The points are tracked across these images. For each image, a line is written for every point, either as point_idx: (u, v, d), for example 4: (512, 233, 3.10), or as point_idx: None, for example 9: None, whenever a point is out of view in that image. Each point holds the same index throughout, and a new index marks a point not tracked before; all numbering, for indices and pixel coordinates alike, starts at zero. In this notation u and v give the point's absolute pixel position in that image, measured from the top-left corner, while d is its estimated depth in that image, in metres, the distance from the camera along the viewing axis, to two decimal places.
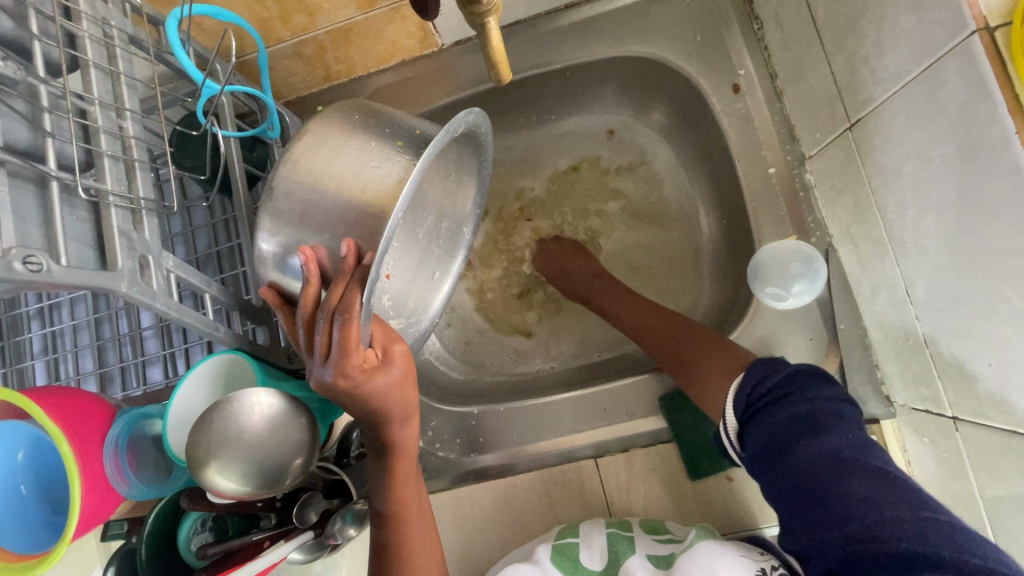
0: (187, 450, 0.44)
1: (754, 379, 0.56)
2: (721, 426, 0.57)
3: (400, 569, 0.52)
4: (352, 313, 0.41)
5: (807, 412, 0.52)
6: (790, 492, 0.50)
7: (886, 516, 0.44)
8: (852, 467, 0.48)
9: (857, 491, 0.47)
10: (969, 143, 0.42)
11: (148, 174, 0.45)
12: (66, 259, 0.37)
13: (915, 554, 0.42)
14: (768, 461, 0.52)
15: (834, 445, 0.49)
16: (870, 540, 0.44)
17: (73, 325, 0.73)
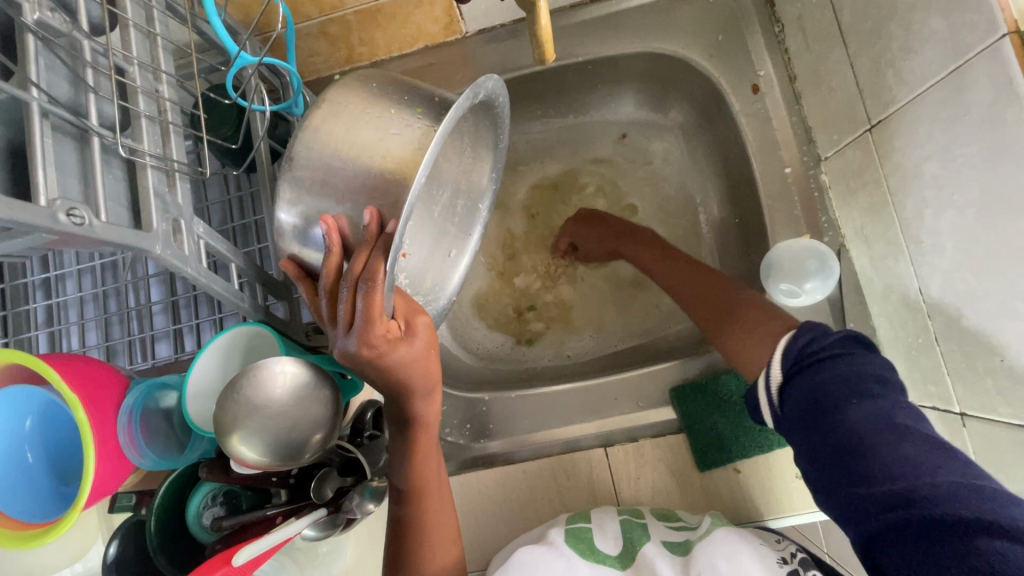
0: (214, 417, 0.45)
1: (804, 338, 0.51)
2: (762, 377, 0.52)
3: (419, 542, 0.53)
4: (375, 280, 0.41)
5: (857, 372, 0.47)
6: (825, 451, 0.45)
7: (938, 480, 0.39)
8: (904, 432, 0.43)
9: (907, 453, 0.41)
10: (996, 143, 0.43)
11: (181, 138, 0.44)
12: (105, 215, 0.37)
13: (970, 521, 0.37)
14: (806, 419, 0.47)
15: (883, 408, 0.44)
16: (920, 503, 0.39)
17: (78, 297, 0.72)
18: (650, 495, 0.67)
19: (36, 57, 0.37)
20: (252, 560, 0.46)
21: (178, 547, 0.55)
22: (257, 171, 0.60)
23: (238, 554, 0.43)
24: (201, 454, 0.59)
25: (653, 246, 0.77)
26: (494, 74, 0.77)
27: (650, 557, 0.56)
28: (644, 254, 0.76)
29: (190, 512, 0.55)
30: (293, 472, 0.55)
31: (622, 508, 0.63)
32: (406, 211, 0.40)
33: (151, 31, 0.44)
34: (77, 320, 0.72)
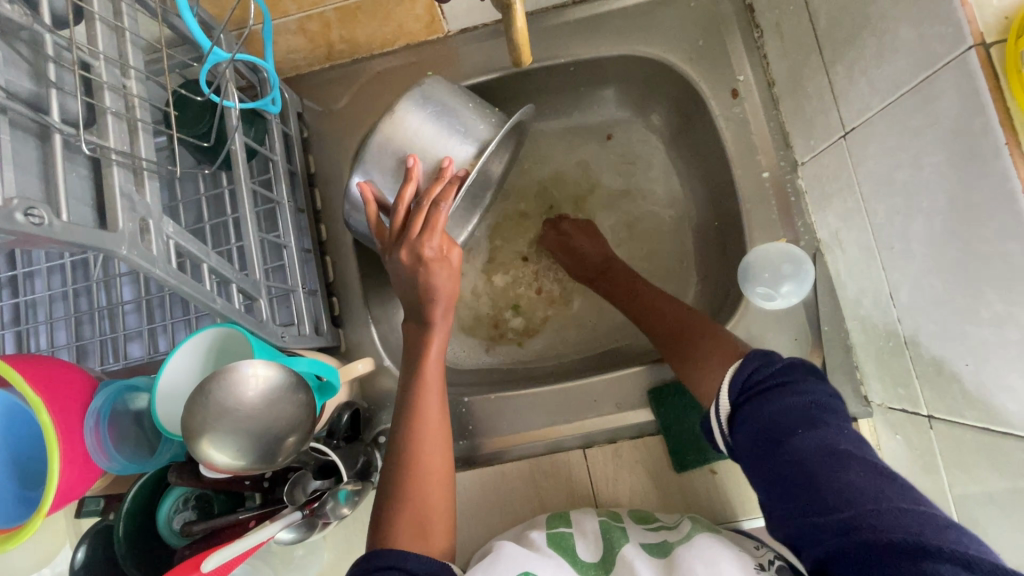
0: (182, 422, 0.43)
1: (751, 366, 0.54)
2: (714, 411, 0.55)
3: (412, 482, 0.55)
4: (446, 202, 0.59)
5: (804, 402, 0.50)
6: (781, 477, 0.48)
7: (883, 507, 0.43)
8: (847, 459, 0.46)
9: (854, 480, 0.45)
10: (961, 153, 0.44)
11: (150, 136, 0.43)
12: (66, 214, 0.36)
13: (913, 546, 0.40)
14: (758, 446, 0.50)
15: (829, 436, 0.48)
16: (870, 528, 0.42)
17: (48, 296, 0.70)
18: (627, 495, 0.68)
19: None
20: (224, 565, 0.46)
21: (149, 553, 0.54)
22: (232, 169, 0.59)
23: (207, 561, 0.43)
24: (174, 454, 0.57)
25: (626, 277, 0.78)
26: (477, 74, 0.76)
27: (628, 559, 0.56)
28: (621, 288, 0.77)
29: (161, 517, 0.54)
30: (267, 475, 0.54)
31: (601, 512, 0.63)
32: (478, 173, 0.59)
33: (118, 26, 0.43)
34: (46, 320, 0.70)
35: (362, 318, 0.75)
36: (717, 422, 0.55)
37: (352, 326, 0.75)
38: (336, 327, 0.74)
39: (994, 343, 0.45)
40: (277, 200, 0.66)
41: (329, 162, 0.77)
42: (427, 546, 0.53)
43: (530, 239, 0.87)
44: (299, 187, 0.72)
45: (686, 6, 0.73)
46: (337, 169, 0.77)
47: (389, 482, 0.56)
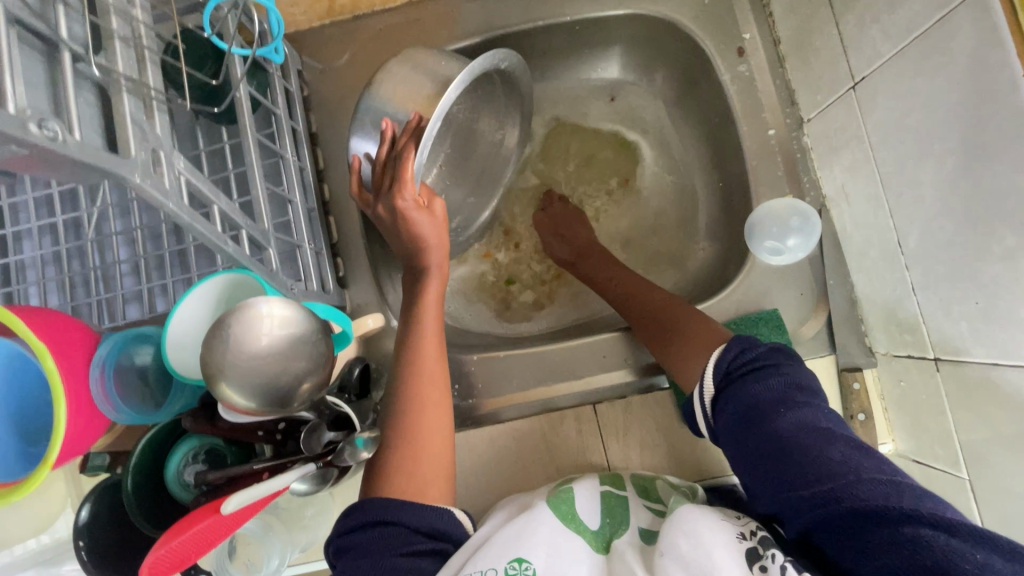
0: (204, 358, 0.43)
1: (732, 349, 0.54)
2: (697, 393, 0.54)
3: (409, 418, 0.54)
4: (411, 155, 0.59)
5: (782, 382, 0.50)
6: (763, 455, 0.47)
7: (866, 479, 0.42)
8: (828, 435, 0.46)
9: (837, 455, 0.44)
10: (978, 90, 0.44)
11: (158, 67, 0.42)
12: (79, 134, 0.34)
13: (897, 517, 0.40)
14: (743, 424, 0.49)
15: (809, 414, 0.48)
16: (856, 500, 0.42)
17: (36, 258, 0.67)
18: (637, 450, 0.68)
19: None
20: (241, 509, 0.44)
21: (158, 505, 0.53)
22: (237, 119, 0.57)
23: (227, 503, 0.42)
24: (185, 405, 0.55)
25: (604, 258, 0.77)
26: (481, 31, 0.75)
27: (620, 550, 0.54)
28: (599, 269, 0.77)
29: (170, 471, 0.53)
30: (280, 426, 0.53)
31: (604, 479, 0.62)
32: (433, 121, 0.58)
33: None
34: (37, 280, 0.67)
35: (367, 280, 0.74)
36: (700, 404, 0.54)
37: (356, 287, 0.74)
38: (342, 288, 0.73)
39: (1005, 278, 0.46)
40: (281, 155, 0.64)
41: (330, 121, 0.76)
42: (423, 493, 0.51)
43: (534, 203, 0.86)
44: (302, 144, 0.70)
45: None
46: (339, 129, 0.75)
47: (393, 431, 0.54)
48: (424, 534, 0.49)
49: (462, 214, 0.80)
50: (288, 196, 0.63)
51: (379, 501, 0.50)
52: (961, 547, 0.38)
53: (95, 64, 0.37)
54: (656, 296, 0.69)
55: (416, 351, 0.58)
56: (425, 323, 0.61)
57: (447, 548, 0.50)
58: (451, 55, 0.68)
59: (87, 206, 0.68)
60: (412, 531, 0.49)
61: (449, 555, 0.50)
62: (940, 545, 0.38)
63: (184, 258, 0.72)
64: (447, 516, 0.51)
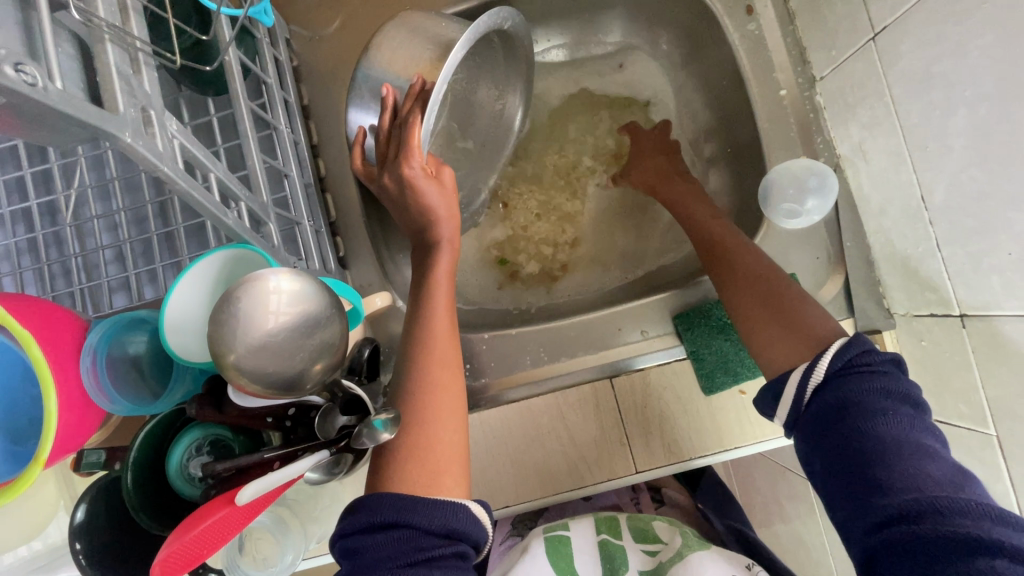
0: (211, 338, 0.40)
1: (861, 341, 0.50)
2: (802, 372, 0.50)
3: (420, 398, 0.52)
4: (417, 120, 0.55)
5: (898, 388, 0.48)
6: (847, 459, 0.46)
7: (959, 502, 0.41)
8: (929, 453, 0.45)
9: (934, 474, 0.43)
10: (1014, 28, 0.43)
11: (143, 17, 0.38)
12: (60, 84, 0.30)
13: (978, 545, 0.39)
14: (840, 425, 0.47)
15: (912, 428, 0.46)
16: (937, 522, 0.41)
17: (10, 245, 0.61)
18: (658, 425, 0.66)
19: None
20: (256, 499, 0.41)
21: (161, 501, 0.49)
22: (228, 86, 0.53)
23: (241, 492, 0.39)
24: (187, 393, 0.51)
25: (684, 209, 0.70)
26: None
27: None
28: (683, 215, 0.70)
29: (172, 464, 0.49)
30: (290, 413, 0.50)
31: (602, 526, 0.72)
32: (439, 83, 0.53)
33: None
34: (12, 270, 0.61)
35: (369, 259, 0.70)
36: (796, 388, 0.51)
37: (358, 268, 0.70)
38: (343, 268, 0.69)
39: None
40: (275, 126, 0.60)
41: (322, 93, 0.71)
42: (438, 483, 0.48)
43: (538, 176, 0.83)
44: (295, 117, 0.66)
45: None
46: (332, 101, 0.71)
47: (403, 414, 0.51)
48: (439, 534, 0.45)
49: (465, 189, 0.77)
50: (284, 170, 0.59)
51: (388, 499, 0.46)
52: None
53: (75, 7, 0.33)
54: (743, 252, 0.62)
55: (428, 333, 0.55)
56: (437, 303, 0.57)
57: (465, 548, 0.46)
58: (451, 16, 0.64)
59: (63, 189, 0.63)
60: (425, 532, 0.45)
61: (470, 556, 0.46)
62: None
63: (171, 243, 0.67)
64: (463, 513, 0.47)
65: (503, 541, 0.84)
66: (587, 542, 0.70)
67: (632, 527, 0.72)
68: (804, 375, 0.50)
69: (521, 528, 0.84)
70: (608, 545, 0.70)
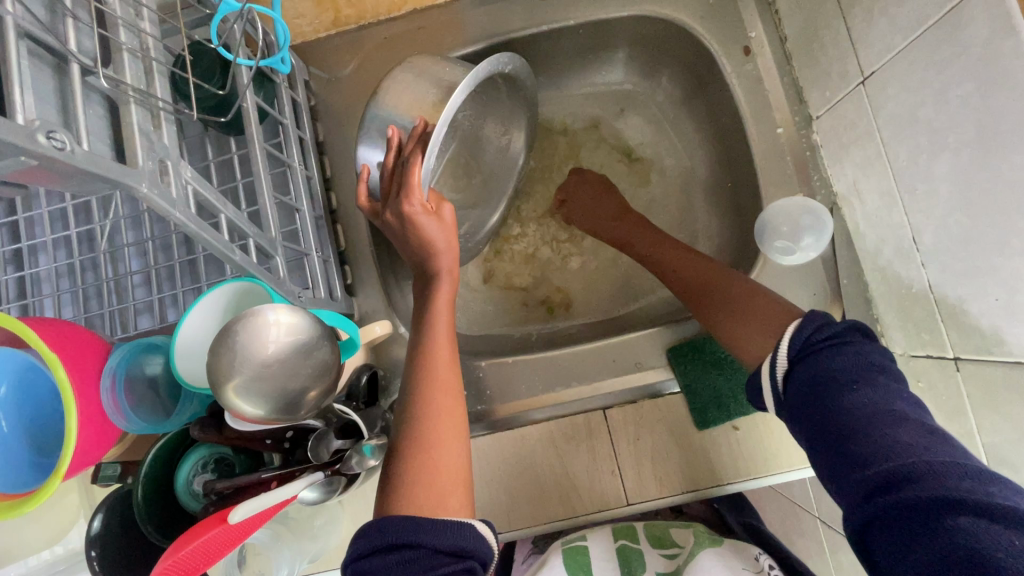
0: (209, 368, 0.43)
1: (812, 325, 0.51)
2: (765, 363, 0.52)
3: (422, 425, 0.53)
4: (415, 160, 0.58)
5: (862, 362, 0.48)
6: (823, 438, 0.46)
7: (924, 460, 0.40)
8: (900, 417, 0.43)
9: (901, 437, 0.42)
10: (990, 79, 0.44)
11: (166, 77, 0.42)
12: (87, 145, 0.35)
13: (942, 501, 0.38)
14: (812, 402, 0.47)
15: (883, 396, 0.45)
16: (905, 484, 0.40)
17: (52, 270, 0.67)
18: (649, 457, 0.67)
19: None
20: (250, 518, 0.44)
21: (166, 517, 0.53)
22: (244, 129, 0.57)
23: (235, 512, 0.41)
24: (194, 413, 0.57)
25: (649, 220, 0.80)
26: (485, 37, 0.75)
27: None
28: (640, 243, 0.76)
29: (179, 481, 0.53)
30: (287, 435, 0.54)
31: (620, 533, 0.71)
32: (439, 127, 0.56)
33: None
34: (52, 292, 0.67)
35: (374, 287, 0.74)
36: (764, 377, 0.52)
37: (364, 295, 0.73)
38: (351, 296, 0.73)
39: None
40: (289, 164, 0.65)
41: (337, 130, 0.76)
42: (443, 506, 0.48)
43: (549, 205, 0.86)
44: (309, 153, 0.71)
45: None
46: (346, 137, 0.76)
47: (405, 441, 0.52)
48: (448, 553, 0.45)
49: (470, 221, 0.79)
50: (296, 205, 0.63)
51: (394, 523, 0.46)
52: (1006, 535, 0.35)
53: (103, 76, 0.37)
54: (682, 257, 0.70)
55: (429, 361, 0.57)
56: (437, 333, 0.59)
57: (475, 565, 0.46)
58: (456, 60, 0.68)
59: (100, 219, 0.69)
60: (435, 551, 0.45)
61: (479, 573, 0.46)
62: (978, 530, 0.36)
63: (194, 267, 0.72)
64: (470, 532, 0.47)
65: (525, 559, 0.82)
66: (604, 548, 0.69)
67: (648, 535, 0.72)
68: (767, 366, 0.52)
69: (542, 544, 0.82)
70: (627, 550, 0.69)
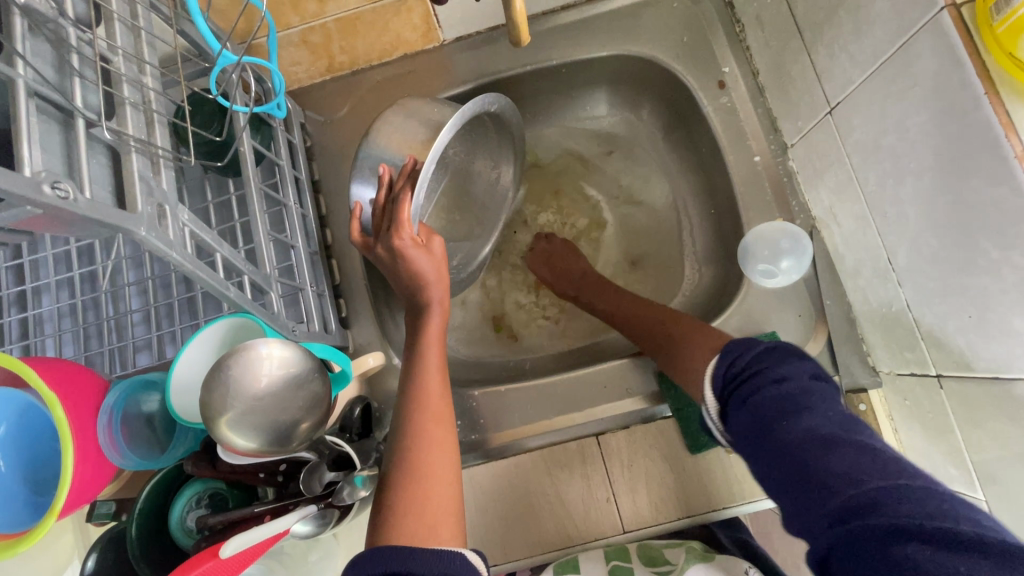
0: (201, 404, 0.44)
1: (730, 356, 0.53)
2: (704, 407, 0.54)
3: (413, 456, 0.53)
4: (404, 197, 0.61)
5: (786, 389, 0.48)
6: (773, 476, 0.45)
7: (863, 489, 0.40)
8: (832, 442, 0.43)
9: (836, 465, 0.42)
10: (943, 108, 0.46)
11: (166, 126, 0.45)
12: (89, 192, 0.37)
13: (886, 533, 0.37)
14: (754, 439, 0.47)
15: (815, 422, 0.45)
16: (851, 516, 0.39)
17: (54, 311, 0.69)
18: (643, 483, 0.67)
19: (22, 38, 0.38)
20: (241, 552, 0.45)
21: (163, 554, 0.53)
22: (242, 171, 0.60)
23: (224, 547, 0.42)
24: (188, 448, 0.58)
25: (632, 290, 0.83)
26: (471, 79, 0.79)
27: None
28: (599, 297, 0.78)
29: (173, 517, 0.54)
30: (281, 468, 0.54)
31: (610, 553, 0.64)
32: (427, 164, 0.59)
33: (135, 26, 0.45)
34: (54, 332, 0.68)
35: (368, 320, 0.75)
36: (712, 422, 0.53)
37: (359, 327, 0.75)
38: (345, 329, 0.74)
39: (994, 291, 0.46)
40: (285, 203, 0.67)
41: (332, 170, 0.79)
42: (437, 536, 0.48)
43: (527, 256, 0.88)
44: (305, 192, 0.74)
45: (668, 6, 0.77)
46: (341, 176, 0.79)
47: (396, 471, 0.53)
48: None
49: (462, 253, 0.81)
50: (291, 242, 0.66)
51: (387, 551, 0.46)
52: (949, 559, 0.35)
53: (106, 128, 0.40)
54: (642, 308, 0.73)
55: (420, 391, 0.58)
56: (428, 364, 0.60)
57: None
58: (444, 101, 0.71)
59: (102, 260, 0.71)
60: None
61: None
62: (928, 558, 0.35)
63: (193, 304, 0.74)
64: (459, 560, 0.47)
65: None
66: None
67: (639, 552, 0.64)
68: (706, 412, 0.53)
69: None
70: (620, 572, 0.61)
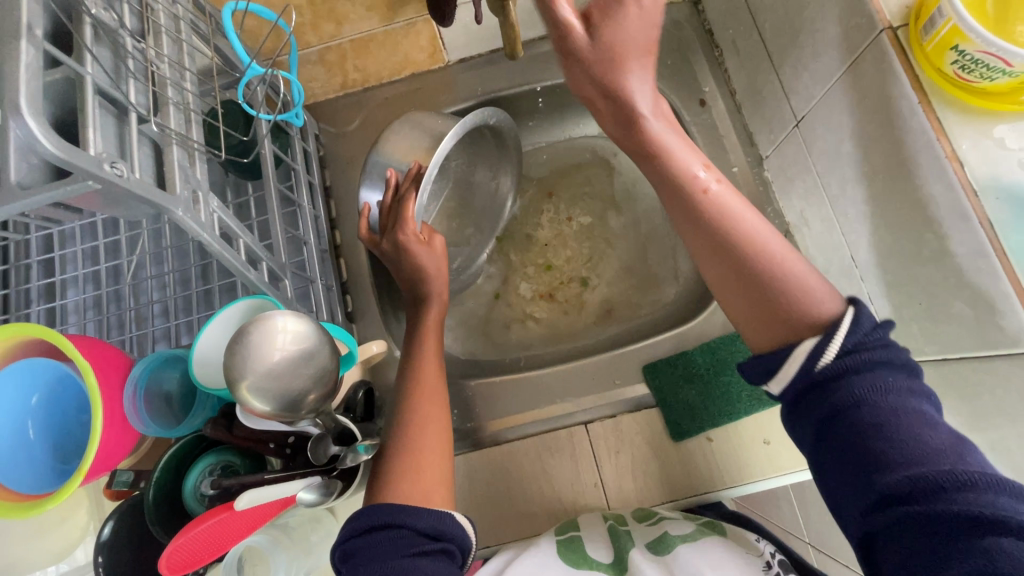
0: (224, 368, 0.49)
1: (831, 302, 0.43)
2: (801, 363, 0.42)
3: (411, 430, 0.57)
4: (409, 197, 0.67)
5: (872, 349, 0.42)
6: (838, 449, 0.41)
7: (951, 480, 0.37)
8: (916, 419, 0.39)
9: (920, 447, 0.38)
10: (887, 116, 0.52)
11: (201, 124, 0.51)
12: (138, 175, 0.43)
13: (975, 529, 0.35)
14: (816, 403, 0.42)
15: (895, 394, 0.40)
16: (930, 506, 0.37)
17: (79, 301, 0.74)
18: (629, 469, 0.70)
19: (90, 43, 0.44)
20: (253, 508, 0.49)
21: (174, 520, 0.57)
22: (262, 172, 0.66)
23: (240, 499, 0.46)
24: (205, 418, 0.60)
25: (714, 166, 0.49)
26: (473, 95, 0.86)
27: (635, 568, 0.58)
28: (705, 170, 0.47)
29: (188, 486, 0.57)
30: (290, 441, 0.59)
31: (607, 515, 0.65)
32: (431, 167, 0.66)
33: (178, 38, 0.52)
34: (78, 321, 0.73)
35: (372, 314, 0.80)
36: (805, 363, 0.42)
37: (363, 321, 0.80)
38: (350, 322, 0.79)
39: (938, 278, 0.51)
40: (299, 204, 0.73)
41: (342, 177, 0.86)
42: (430, 501, 0.52)
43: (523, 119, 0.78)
44: (317, 195, 0.80)
45: None
46: (350, 181, 0.85)
47: (395, 444, 0.57)
48: (428, 535, 0.49)
49: (462, 255, 0.87)
50: (303, 239, 0.72)
51: (384, 505, 0.50)
52: None
53: (153, 122, 0.45)
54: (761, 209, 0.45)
55: (419, 374, 0.62)
56: (427, 349, 0.65)
57: (451, 548, 0.49)
58: (447, 113, 0.78)
59: (127, 255, 0.76)
60: (417, 532, 0.49)
61: (456, 555, 0.49)
62: None
63: (209, 298, 0.79)
64: (449, 518, 0.51)
65: None
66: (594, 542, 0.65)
67: (634, 513, 0.65)
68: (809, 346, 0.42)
69: None
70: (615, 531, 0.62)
